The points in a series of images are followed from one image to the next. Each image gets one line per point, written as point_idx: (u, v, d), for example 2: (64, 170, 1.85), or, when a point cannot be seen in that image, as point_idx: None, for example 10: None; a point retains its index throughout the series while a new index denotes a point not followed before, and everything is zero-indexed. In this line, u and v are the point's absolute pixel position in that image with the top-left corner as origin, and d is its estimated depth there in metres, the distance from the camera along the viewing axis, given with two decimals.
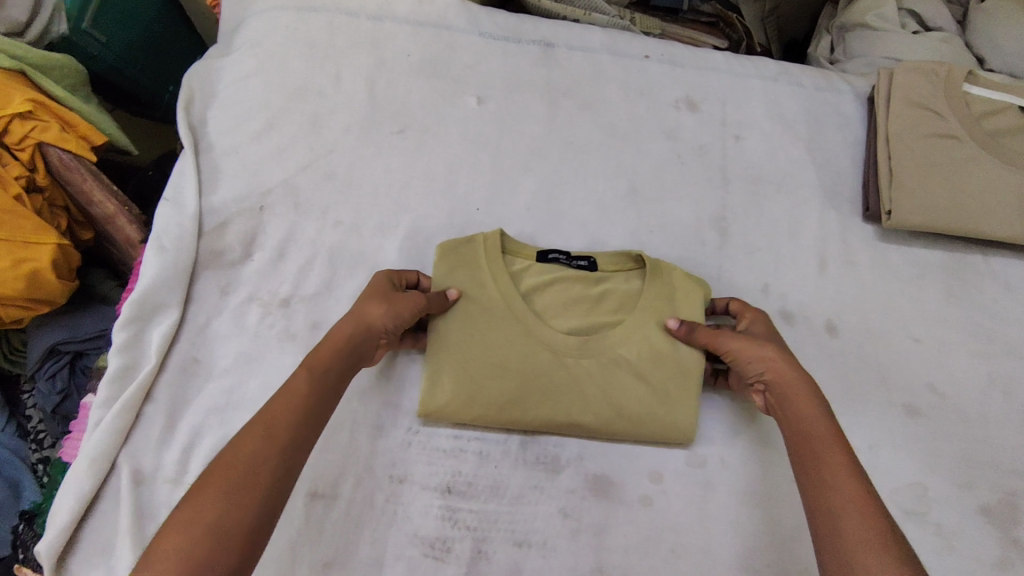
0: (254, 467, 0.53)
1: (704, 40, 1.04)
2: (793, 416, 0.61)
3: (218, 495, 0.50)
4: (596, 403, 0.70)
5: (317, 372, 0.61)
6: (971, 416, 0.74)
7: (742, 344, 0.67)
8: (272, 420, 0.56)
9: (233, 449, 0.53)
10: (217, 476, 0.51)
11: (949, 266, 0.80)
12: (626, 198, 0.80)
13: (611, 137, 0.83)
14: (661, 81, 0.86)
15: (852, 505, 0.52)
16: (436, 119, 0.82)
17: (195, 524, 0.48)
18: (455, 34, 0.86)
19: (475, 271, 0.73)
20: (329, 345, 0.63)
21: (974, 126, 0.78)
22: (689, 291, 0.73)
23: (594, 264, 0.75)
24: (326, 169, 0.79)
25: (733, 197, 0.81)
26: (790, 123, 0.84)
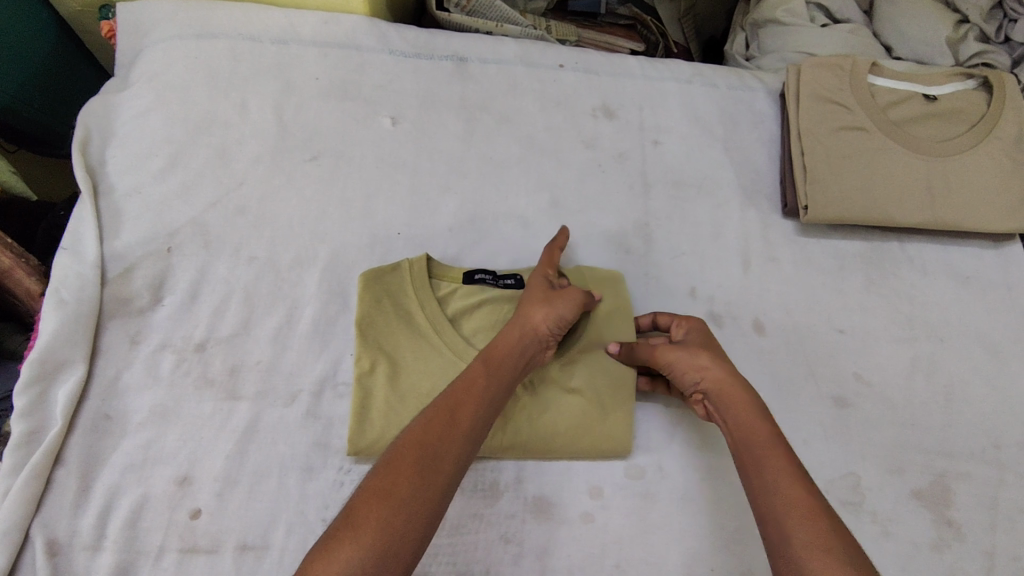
0: (444, 450, 0.53)
1: (621, 44, 1.04)
2: (736, 436, 0.61)
3: (409, 473, 0.51)
4: (532, 423, 0.69)
5: (502, 364, 0.61)
6: (897, 401, 0.75)
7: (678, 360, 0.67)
8: (458, 403, 0.57)
9: (427, 429, 0.54)
10: (410, 456, 0.52)
11: (868, 255, 0.81)
12: (549, 211, 0.79)
13: (530, 150, 0.82)
14: (576, 90, 0.85)
15: (794, 515, 0.52)
16: (350, 143, 0.80)
17: (393, 498, 0.49)
18: (364, 54, 0.84)
19: (401, 298, 0.71)
20: (501, 340, 0.63)
21: (880, 117, 0.80)
22: (612, 300, 0.74)
23: (520, 280, 0.74)
24: (237, 203, 0.76)
25: (655, 202, 0.81)
26: (707, 124, 0.85)
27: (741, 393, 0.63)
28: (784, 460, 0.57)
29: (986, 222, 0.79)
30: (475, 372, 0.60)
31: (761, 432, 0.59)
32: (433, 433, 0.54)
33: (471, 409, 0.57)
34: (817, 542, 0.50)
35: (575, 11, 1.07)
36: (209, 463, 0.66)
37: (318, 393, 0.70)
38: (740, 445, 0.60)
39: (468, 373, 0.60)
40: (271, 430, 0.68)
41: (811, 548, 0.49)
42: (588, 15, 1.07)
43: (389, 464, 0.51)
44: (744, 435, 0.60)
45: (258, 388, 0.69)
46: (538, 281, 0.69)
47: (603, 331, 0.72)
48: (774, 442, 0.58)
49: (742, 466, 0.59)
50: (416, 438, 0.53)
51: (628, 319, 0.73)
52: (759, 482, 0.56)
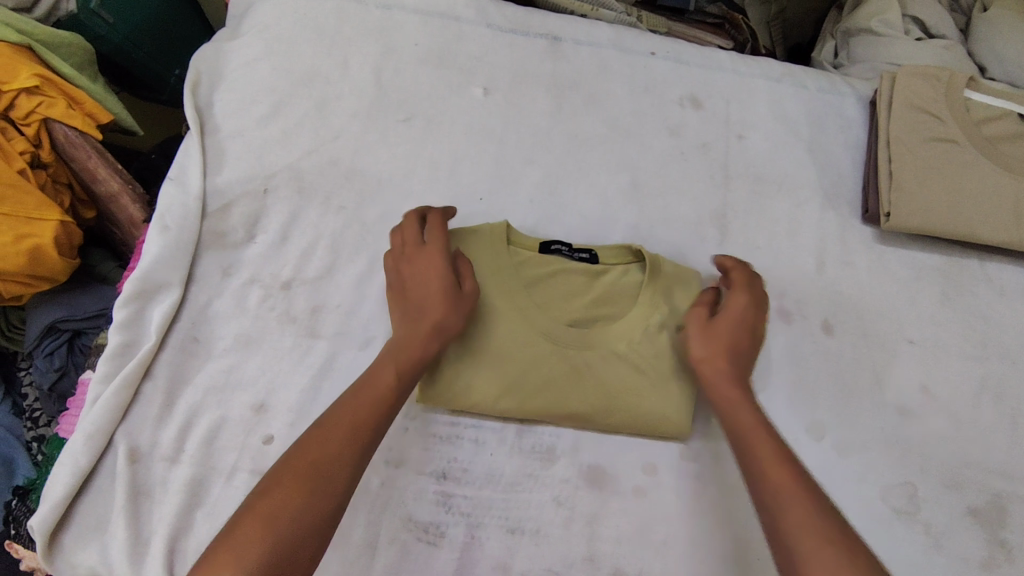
0: (331, 463, 0.56)
1: (709, 40, 1.04)
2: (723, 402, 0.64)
3: (296, 493, 0.53)
4: (597, 395, 0.70)
5: (402, 375, 0.63)
6: (962, 418, 0.74)
7: (724, 322, 0.68)
8: (353, 419, 0.59)
9: (309, 446, 0.56)
10: (298, 475, 0.54)
11: (945, 270, 0.81)
12: (628, 192, 0.81)
13: (615, 132, 0.83)
14: (666, 78, 0.86)
15: (772, 478, 0.56)
16: (442, 109, 0.83)
17: (279, 517, 0.52)
18: (463, 25, 0.87)
19: (479, 261, 0.73)
20: (393, 352, 0.65)
21: (973, 131, 0.79)
22: (683, 283, 0.74)
23: (594, 257, 0.75)
24: (331, 154, 0.79)
25: (734, 195, 0.81)
26: (793, 124, 0.85)
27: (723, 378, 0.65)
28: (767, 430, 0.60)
29: None
30: (378, 387, 0.62)
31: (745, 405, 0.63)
32: (326, 451, 0.56)
33: (366, 424, 0.59)
34: (804, 514, 0.52)
35: (663, 7, 1.08)
36: (284, 395, 0.69)
37: None
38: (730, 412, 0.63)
39: (369, 388, 0.61)
40: (344, 371, 0.71)
41: (800, 522, 0.52)
42: (675, 11, 1.08)
43: (272, 484, 0.54)
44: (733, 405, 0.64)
45: (335, 329, 0.72)
46: (437, 275, 0.68)
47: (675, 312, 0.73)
48: (756, 421, 0.61)
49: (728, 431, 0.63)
50: (309, 457, 0.55)
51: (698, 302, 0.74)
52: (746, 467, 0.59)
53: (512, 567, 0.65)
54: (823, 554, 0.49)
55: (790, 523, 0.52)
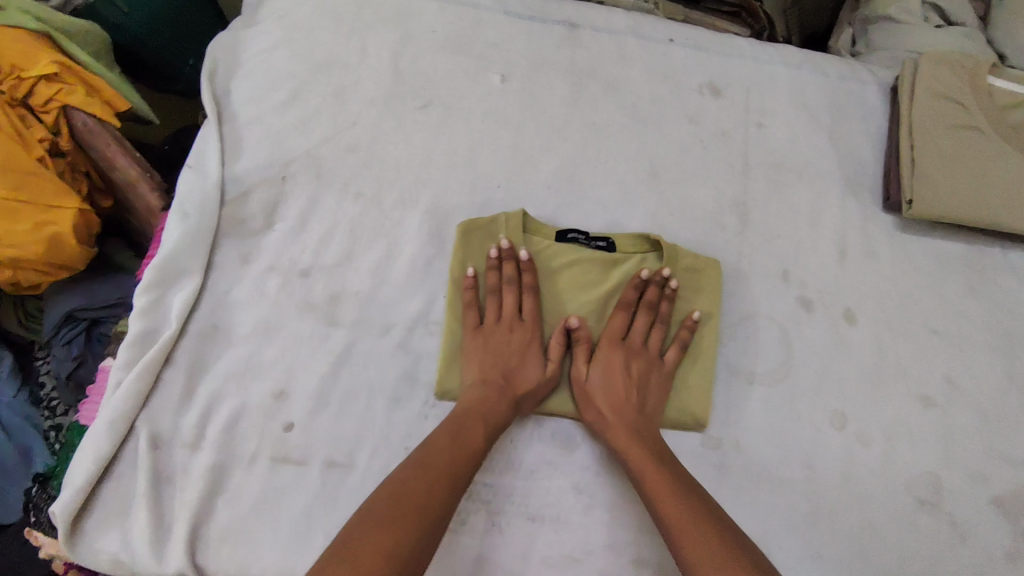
0: (433, 498, 0.56)
1: (727, 27, 1.04)
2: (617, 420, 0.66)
3: (408, 530, 0.52)
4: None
5: (491, 431, 0.64)
6: (986, 407, 0.74)
7: (604, 355, 0.70)
8: (448, 467, 0.59)
9: (411, 484, 0.56)
10: (405, 512, 0.54)
11: (968, 260, 0.80)
12: (648, 180, 0.80)
13: (634, 119, 0.83)
14: (686, 65, 0.86)
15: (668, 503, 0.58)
16: (460, 96, 0.82)
17: (389, 553, 0.50)
18: (479, 11, 0.86)
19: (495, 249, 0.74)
20: (476, 404, 0.65)
21: (997, 119, 0.79)
22: (700, 278, 0.74)
23: (611, 246, 0.75)
24: (349, 141, 0.79)
25: (754, 183, 0.81)
26: (813, 111, 0.85)
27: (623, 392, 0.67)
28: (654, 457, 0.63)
29: None
30: (468, 438, 0.62)
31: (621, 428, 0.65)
32: (426, 495, 0.56)
33: (462, 472, 0.59)
34: (702, 534, 0.55)
35: None
36: (305, 382, 0.69)
37: (411, 329, 0.72)
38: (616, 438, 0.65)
39: (460, 438, 0.62)
40: (363, 359, 0.71)
41: (690, 541, 0.55)
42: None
43: (376, 518, 0.53)
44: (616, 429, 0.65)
45: (355, 316, 0.72)
46: (490, 340, 0.70)
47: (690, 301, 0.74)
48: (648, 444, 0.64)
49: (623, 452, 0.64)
50: (409, 498, 0.55)
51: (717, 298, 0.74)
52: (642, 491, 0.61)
53: (532, 554, 0.65)
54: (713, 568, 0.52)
55: (688, 541, 0.55)
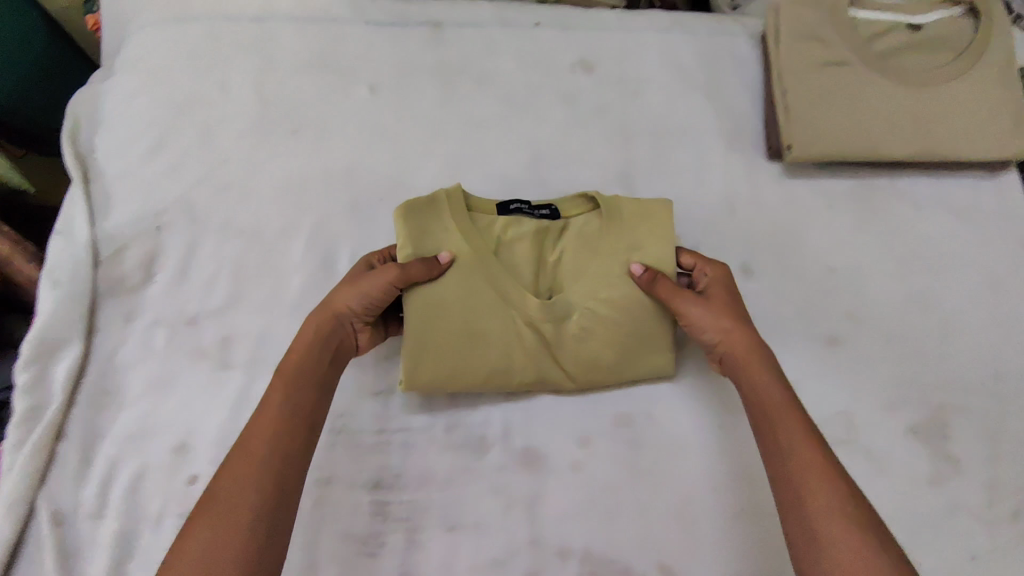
0: (239, 496, 0.53)
1: None
2: (754, 375, 0.62)
3: (222, 515, 0.51)
4: (580, 356, 0.68)
5: (302, 382, 0.61)
6: (892, 338, 0.74)
7: (722, 298, 0.67)
8: (268, 438, 0.57)
9: (222, 481, 0.54)
10: (220, 501, 0.52)
11: (856, 196, 0.80)
12: (531, 168, 0.79)
13: (509, 110, 0.81)
14: (554, 46, 0.84)
15: (811, 472, 0.54)
16: (330, 114, 0.80)
17: (203, 545, 0.50)
18: (342, 25, 0.83)
19: (439, 240, 0.70)
20: (292, 369, 0.62)
21: (863, 50, 0.78)
22: (643, 223, 0.71)
23: (555, 212, 0.74)
24: (222, 178, 0.77)
25: (637, 154, 0.80)
26: (686, 72, 0.84)
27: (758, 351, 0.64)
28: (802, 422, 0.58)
29: (974, 151, 0.78)
30: (272, 409, 0.59)
31: (772, 390, 0.61)
32: (241, 473, 0.54)
33: (283, 437, 0.57)
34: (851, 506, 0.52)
35: None
36: (204, 430, 0.68)
37: None
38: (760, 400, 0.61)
39: (265, 411, 0.59)
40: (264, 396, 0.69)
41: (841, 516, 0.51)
42: None
43: (199, 512, 0.52)
44: (762, 393, 0.61)
45: (248, 356, 0.71)
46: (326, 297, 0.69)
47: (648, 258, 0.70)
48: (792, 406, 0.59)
49: (764, 417, 0.60)
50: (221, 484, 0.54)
51: (670, 240, 0.71)
52: (778, 452, 0.57)
53: (456, 563, 0.63)
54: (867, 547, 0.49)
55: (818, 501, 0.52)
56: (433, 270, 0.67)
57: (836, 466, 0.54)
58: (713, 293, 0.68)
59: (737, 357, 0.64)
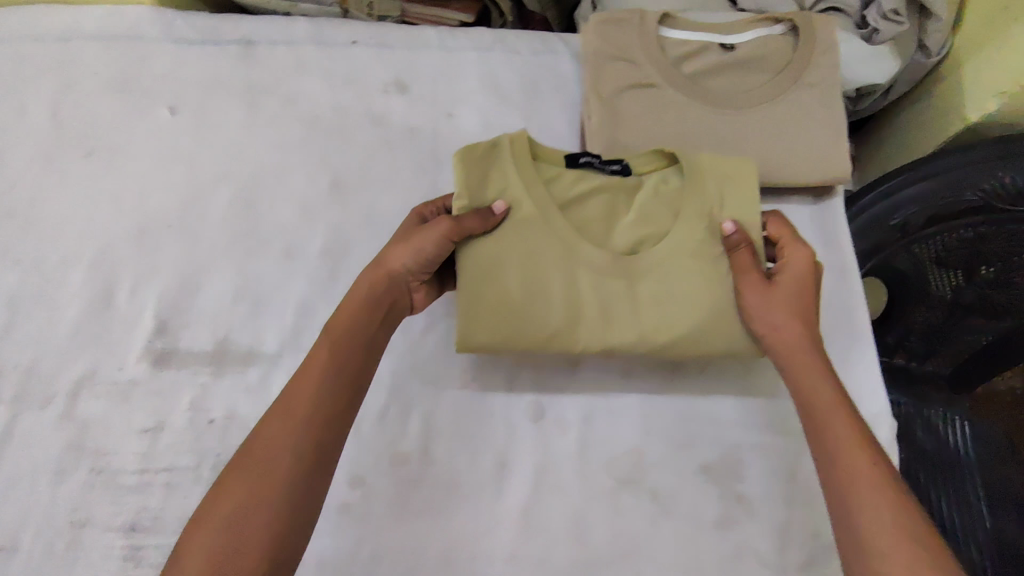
0: (275, 455, 0.51)
1: (449, 16, 0.97)
2: (802, 373, 0.60)
3: (252, 491, 0.49)
4: (657, 319, 0.65)
5: (346, 343, 0.59)
6: (688, 373, 0.72)
7: (785, 281, 0.63)
8: (306, 405, 0.54)
9: (253, 445, 0.52)
10: (233, 476, 0.50)
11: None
12: (330, 194, 0.76)
13: (313, 132, 0.78)
14: (368, 65, 0.81)
15: (851, 486, 0.51)
16: (127, 137, 0.78)
17: (218, 521, 0.48)
18: (145, 45, 0.81)
19: (503, 189, 0.66)
20: (344, 331, 0.59)
21: (671, 72, 0.74)
22: (733, 182, 0.68)
23: (626, 168, 0.70)
24: (7, 205, 0.75)
25: (445, 178, 0.77)
26: (504, 92, 0.81)
27: (812, 350, 0.60)
28: (853, 421, 0.55)
29: (794, 176, 0.74)
30: (310, 372, 0.56)
31: (826, 391, 0.58)
32: (270, 444, 0.52)
33: (325, 405, 0.55)
34: (888, 517, 0.49)
35: None
36: None
37: (76, 394, 0.68)
38: (810, 397, 0.58)
39: (306, 371, 0.57)
40: (25, 433, 0.67)
41: (882, 531, 0.48)
42: None
43: (218, 482, 0.51)
44: (815, 390, 0.58)
45: (13, 391, 0.68)
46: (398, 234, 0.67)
47: (742, 217, 0.67)
48: (841, 402, 0.57)
49: (813, 422, 0.56)
50: (252, 452, 0.51)
51: (757, 202, 0.68)
52: (819, 443, 0.55)
53: None
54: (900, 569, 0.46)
55: (856, 501, 0.50)
56: (487, 224, 0.64)
57: (891, 475, 0.51)
58: (781, 273, 0.64)
59: (789, 350, 0.61)
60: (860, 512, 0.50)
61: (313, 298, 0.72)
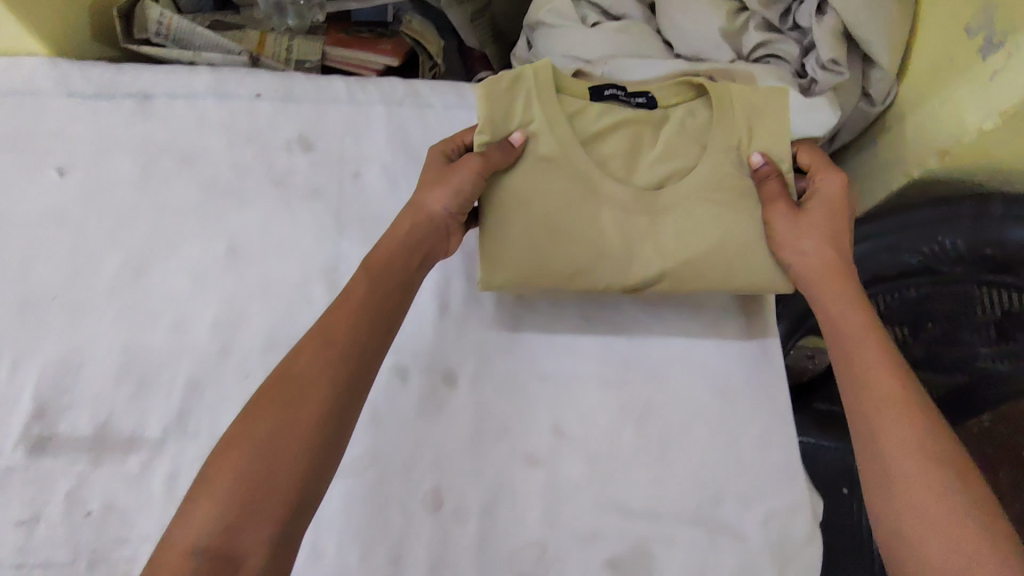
0: (315, 375, 0.56)
1: (372, 60, 0.95)
2: (829, 300, 0.66)
3: (304, 410, 0.54)
4: (680, 247, 0.71)
5: (375, 283, 0.63)
6: (600, 456, 0.68)
7: (816, 208, 0.69)
8: (348, 329, 0.59)
9: (294, 367, 0.56)
10: (272, 392, 0.55)
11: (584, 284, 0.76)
12: (225, 261, 0.71)
13: (210, 194, 0.73)
14: (271, 121, 0.77)
15: (893, 410, 0.58)
16: (13, 200, 0.72)
17: (251, 442, 0.52)
18: (39, 99, 0.76)
19: (528, 119, 0.71)
20: (383, 258, 0.65)
21: (575, 149, 0.71)
22: (761, 113, 0.72)
23: (651, 100, 0.73)
24: None
25: (348, 243, 0.73)
26: (414, 151, 0.77)
27: (841, 279, 0.67)
28: (892, 361, 0.61)
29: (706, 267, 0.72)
30: (347, 302, 0.61)
31: (851, 319, 0.65)
32: (313, 364, 0.56)
33: (363, 328, 0.60)
34: (907, 441, 0.56)
35: (361, 21, 1.03)
36: None
37: None
38: (841, 331, 0.64)
39: (339, 304, 0.61)
40: None
41: (907, 453, 0.55)
42: (375, 24, 1.03)
43: (251, 404, 0.55)
44: (846, 325, 0.64)
45: None
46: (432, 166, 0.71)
47: (770, 150, 0.72)
48: (871, 328, 0.63)
49: (845, 370, 0.63)
50: (278, 377, 0.56)
51: (783, 138, 0.73)
52: (854, 377, 0.62)
53: None
54: (922, 485, 0.53)
55: (906, 421, 0.57)
56: (509, 154, 0.69)
57: (917, 404, 0.58)
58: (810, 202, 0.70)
59: (817, 286, 0.68)
60: (896, 430, 0.57)
61: (202, 377, 0.68)
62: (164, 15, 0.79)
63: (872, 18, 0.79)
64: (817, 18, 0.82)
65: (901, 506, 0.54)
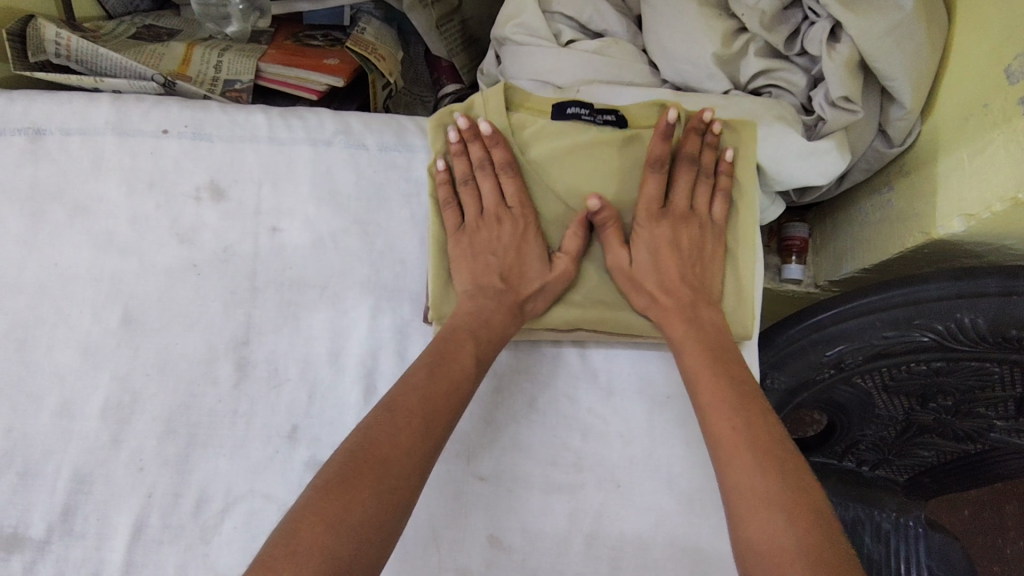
0: (405, 470, 0.48)
1: (313, 79, 0.83)
2: (674, 328, 0.60)
3: (394, 504, 0.47)
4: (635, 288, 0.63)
5: (482, 354, 0.58)
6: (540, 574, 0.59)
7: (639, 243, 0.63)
8: (435, 408, 0.53)
9: (385, 443, 0.49)
10: (368, 469, 0.47)
11: (523, 368, 0.65)
12: (121, 334, 0.63)
13: (107, 253, 0.64)
14: (179, 163, 0.66)
15: (730, 454, 0.51)
16: None
17: (341, 523, 0.44)
18: None
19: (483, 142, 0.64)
20: (470, 317, 0.59)
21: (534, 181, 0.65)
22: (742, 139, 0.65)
23: (621, 119, 0.65)
24: None
25: (261, 311, 0.64)
26: (342, 202, 0.66)
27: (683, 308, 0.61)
28: (729, 388, 0.55)
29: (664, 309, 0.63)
30: (450, 369, 0.55)
31: (691, 349, 0.58)
32: (401, 439, 0.50)
33: (452, 403, 0.54)
34: (754, 489, 0.49)
35: (315, 24, 0.91)
36: None
37: None
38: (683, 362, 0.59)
39: (443, 368, 0.55)
40: None
41: (752, 499, 0.48)
42: (331, 27, 0.91)
43: (333, 476, 0.47)
44: (683, 355, 0.59)
45: None
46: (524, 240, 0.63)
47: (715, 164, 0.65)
48: (714, 359, 0.57)
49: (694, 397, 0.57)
50: (374, 449, 0.48)
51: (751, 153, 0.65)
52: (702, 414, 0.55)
53: None
54: (769, 528, 0.46)
55: (742, 463, 0.50)
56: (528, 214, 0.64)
57: (761, 441, 0.51)
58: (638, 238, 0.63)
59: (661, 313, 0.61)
60: (733, 476, 0.50)
61: (89, 470, 0.59)
62: (61, 34, 0.70)
63: (893, 51, 0.65)
64: (829, 45, 0.68)
65: (758, 550, 0.46)
